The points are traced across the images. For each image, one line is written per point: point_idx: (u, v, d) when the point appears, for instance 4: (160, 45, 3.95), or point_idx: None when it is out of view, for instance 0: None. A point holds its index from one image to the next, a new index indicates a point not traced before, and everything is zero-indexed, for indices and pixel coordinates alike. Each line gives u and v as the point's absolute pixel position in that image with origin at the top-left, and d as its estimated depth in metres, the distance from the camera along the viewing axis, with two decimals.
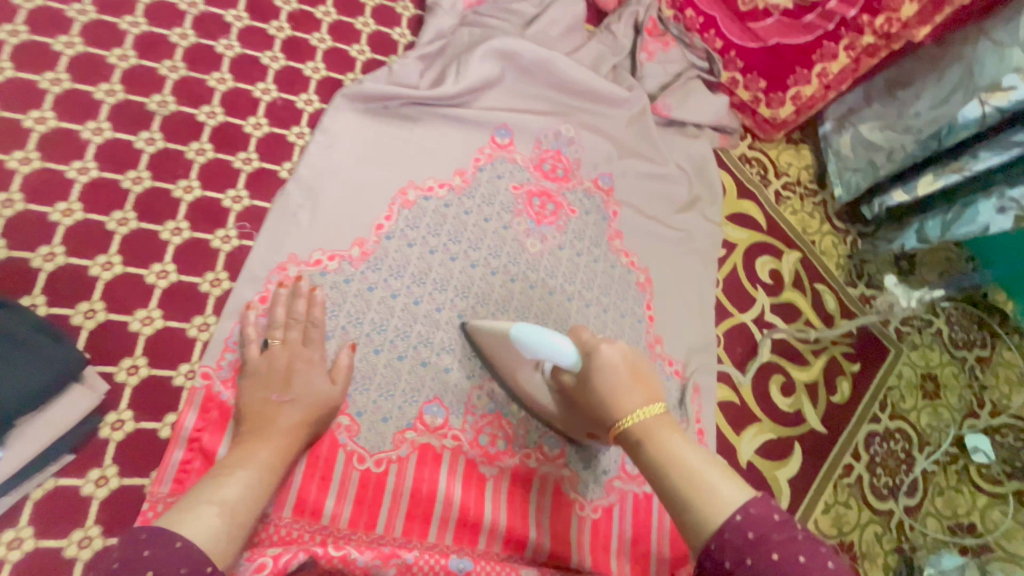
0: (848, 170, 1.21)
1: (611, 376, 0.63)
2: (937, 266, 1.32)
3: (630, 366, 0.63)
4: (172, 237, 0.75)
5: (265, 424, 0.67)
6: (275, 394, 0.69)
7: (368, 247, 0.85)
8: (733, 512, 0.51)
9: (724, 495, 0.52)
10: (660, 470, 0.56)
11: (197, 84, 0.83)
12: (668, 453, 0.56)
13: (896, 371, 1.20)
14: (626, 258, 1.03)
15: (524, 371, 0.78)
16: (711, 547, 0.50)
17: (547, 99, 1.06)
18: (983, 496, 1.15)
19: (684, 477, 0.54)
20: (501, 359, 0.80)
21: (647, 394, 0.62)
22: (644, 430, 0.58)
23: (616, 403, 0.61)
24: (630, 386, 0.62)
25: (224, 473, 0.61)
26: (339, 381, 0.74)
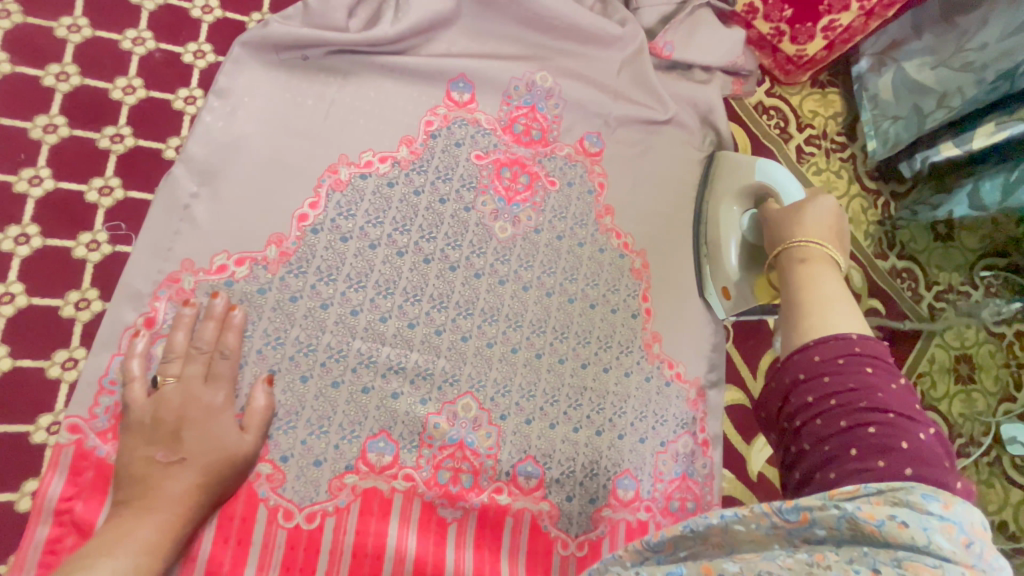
0: (886, 119, 1.00)
1: (810, 216, 0.60)
2: (979, 232, 1.15)
3: (832, 224, 0.60)
4: (18, 248, 0.58)
5: (147, 491, 0.53)
6: (162, 451, 0.55)
7: (288, 245, 0.67)
8: (845, 334, 0.46)
9: (840, 323, 0.48)
10: (804, 285, 0.53)
11: (40, 34, 0.63)
12: (811, 275, 0.53)
13: (927, 355, 1.06)
14: (618, 240, 0.85)
15: (734, 201, 0.83)
16: (803, 344, 0.47)
17: (517, 39, 0.84)
18: (1016, 491, 1.03)
19: (822, 299, 0.50)
20: (725, 184, 0.86)
21: (822, 235, 0.57)
22: (809, 254, 0.55)
23: (800, 229, 0.59)
24: (815, 229, 0.58)
25: (93, 558, 0.48)
26: (251, 431, 0.59)
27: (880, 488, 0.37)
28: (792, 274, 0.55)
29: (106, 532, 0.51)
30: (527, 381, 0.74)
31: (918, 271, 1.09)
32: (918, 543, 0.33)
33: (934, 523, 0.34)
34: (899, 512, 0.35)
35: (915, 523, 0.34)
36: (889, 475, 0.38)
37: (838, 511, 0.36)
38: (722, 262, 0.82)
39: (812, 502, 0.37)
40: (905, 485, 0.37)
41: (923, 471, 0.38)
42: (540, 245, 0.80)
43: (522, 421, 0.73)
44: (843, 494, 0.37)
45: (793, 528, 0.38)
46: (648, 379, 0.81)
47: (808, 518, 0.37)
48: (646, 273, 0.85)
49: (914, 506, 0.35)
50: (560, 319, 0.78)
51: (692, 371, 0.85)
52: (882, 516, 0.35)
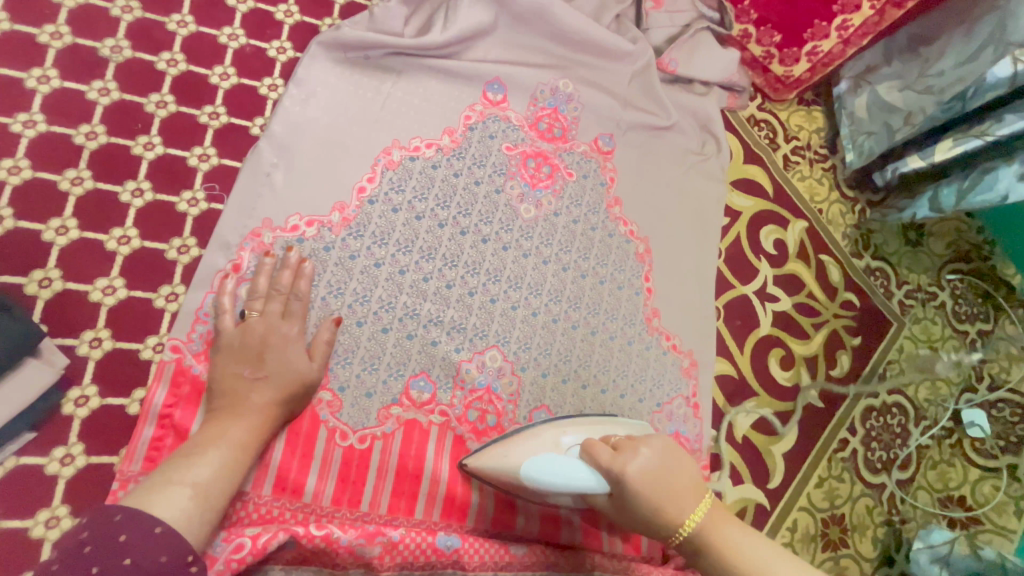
0: (860, 134, 1.15)
1: (659, 496, 0.61)
2: (946, 239, 1.28)
3: (664, 469, 0.62)
4: (133, 199, 0.69)
5: (236, 402, 0.64)
6: (247, 370, 0.65)
7: (349, 212, 0.79)
8: (814, 573, 0.56)
9: (798, 568, 0.57)
10: (733, 564, 0.58)
11: (155, 27, 0.75)
12: (732, 547, 0.58)
13: (897, 345, 1.18)
14: (626, 226, 0.97)
15: (530, 490, 0.70)
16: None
17: (543, 51, 0.98)
18: (976, 470, 1.14)
19: (757, 568, 0.57)
20: (509, 482, 0.70)
21: (693, 483, 0.62)
22: (707, 530, 0.60)
23: (672, 515, 0.60)
24: (677, 501, 0.61)
25: (199, 448, 0.59)
26: (317, 359, 0.69)
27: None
28: (721, 567, 0.58)
29: (205, 431, 0.61)
30: (543, 341, 0.86)
31: (890, 270, 1.22)
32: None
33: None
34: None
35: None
36: None
37: None
38: (589, 502, 0.73)
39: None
40: None
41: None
42: (558, 226, 0.92)
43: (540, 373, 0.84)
44: None
45: None
46: (647, 347, 0.93)
47: None
48: (648, 257, 0.98)
49: None
50: (574, 291, 0.90)
51: (687, 343, 0.97)
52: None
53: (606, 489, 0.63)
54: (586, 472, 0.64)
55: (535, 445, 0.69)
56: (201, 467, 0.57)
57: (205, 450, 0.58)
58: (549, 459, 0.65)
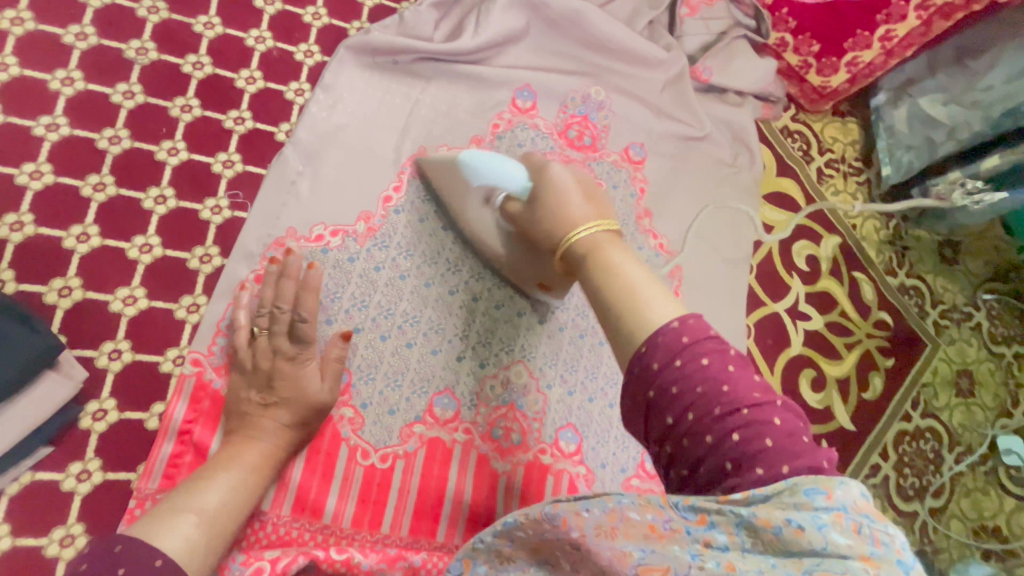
0: (899, 148, 1.10)
1: (567, 191, 0.67)
2: (984, 257, 1.24)
3: (581, 188, 0.67)
4: (156, 207, 0.67)
5: (251, 423, 0.62)
6: (265, 389, 0.63)
7: (374, 222, 0.76)
8: (668, 322, 0.48)
9: (654, 314, 0.49)
10: (605, 277, 0.56)
11: (182, 29, 0.73)
12: (607, 263, 0.57)
13: (931, 367, 1.14)
14: (655, 240, 0.95)
15: (479, 205, 0.77)
16: (640, 351, 0.48)
17: (574, 57, 0.95)
18: (1011, 499, 1.11)
19: (627, 282, 0.53)
20: (452, 193, 0.77)
21: (599, 212, 0.65)
22: (591, 243, 0.60)
23: (574, 203, 0.66)
24: (578, 199, 0.66)
25: (214, 471, 0.58)
26: (329, 379, 0.66)
27: (771, 491, 0.40)
28: (591, 263, 0.59)
29: (224, 453, 0.60)
30: (571, 357, 0.83)
31: (924, 289, 1.18)
32: (815, 545, 0.37)
33: (823, 517, 0.38)
34: (794, 515, 0.38)
35: (810, 526, 0.37)
36: (777, 481, 0.40)
37: (736, 517, 0.40)
38: (512, 266, 0.78)
39: (712, 507, 0.40)
40: (791, 485, 0.40)
41: (799, 464, 0.41)
42: None
43: (565, 392, 0.82)
44: (737, 499, 0.40)
45: (692, 527, 0.41)
46: None
47: (706, 520, 0.40)
48: (678, 273, 0.95)
49: (802, 504, 0.38)
50: None
51: None
52: (779, 523, 0.38)
53: (527, 188, 0.71)
54: (519, 173, 0.72)
55: (456, 176, 0.76)
56: (211, 493, 0.56)
57: (217, 474, 0.57)
58: (498, 161, 0.73)
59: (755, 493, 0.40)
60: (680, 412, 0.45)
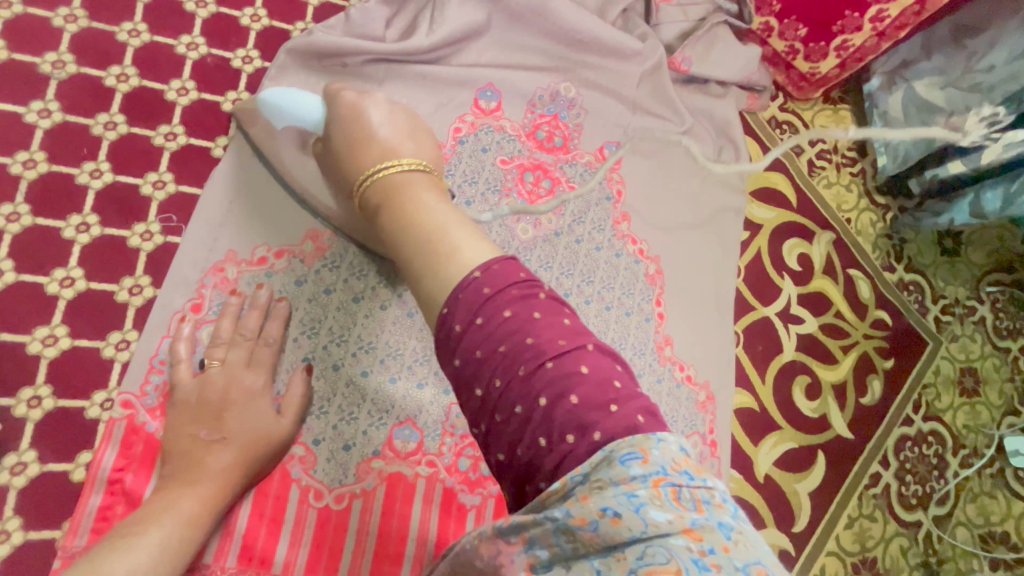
0: (894, 136, 1.04)
1: (367, 132, 0.61)
2: (986, 247, 1.17)
3: (393, 133, 0.61)
4: (78, 235, 0.62)
5: (192, 466, 0.57)
6: (205, 430, 0.58)
7: (324, 241, 0.71)
8: (474, 270, 0.45)
9: (467, 256, 0.46)
10: (407, 223, 0.52)
11: (104, 38, 0.67)
12: (416, 206, 0.53)
13: (933, 366, 1.08)
14: (634, 246, 0.89)
15: (327, 175, 0.66)
16: (444, 311, 0.44)
17: (541, 51, 0.88)
18: (1019, 503, 1.05)
19: (429, 222, 0.50)
20: (257, 138, 0.68)
21: (417, 154, 0.59)
22: (395, 182, 0.55)
23: (380, 146, 0.60)
24: (403, 147, 0.60)
25: (141, 526, 0.52)
26: (289, 415, 0.62)
27: (585, 472, 0.36)
28: (391, 210, 0.54)
29: (153, 504, 0.54)
30: None
31: (925, 284, 1.12)
32: (634, 531, 0.33)
33: (638, 495, 0.33)
34: (608, 504, 0.33)
35: (626, 510, 0.33)
36: (595, 451, 0.37)
37: (551, 524, 0.35)
38: (344, 222, 0.70)
39: (528, 519, 0.36)
40: (604, 455, 0.36)
41: (612, 424, 0.38)
42: (559, 247, 0.84)
43: None
44: (554, 495, 0.36)
45: (520, 550, 0.37)
46: (659, 380, 0.85)
47: (528, 537, 0.36)
48: (660, 279, 0.89)
49: (615, 482, 0.34)
50: None
51: (703, 373, 0.88)
52: (593, 517, 0.33)
53: (334, 130, 0.63)
54: (315, 106, 0.65)
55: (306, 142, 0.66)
56: (137, 552, 0.50)
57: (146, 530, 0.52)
58: (297, 92, 0.65)
59: (571, 478, 0.36)
60: (488, 379, 0.41)
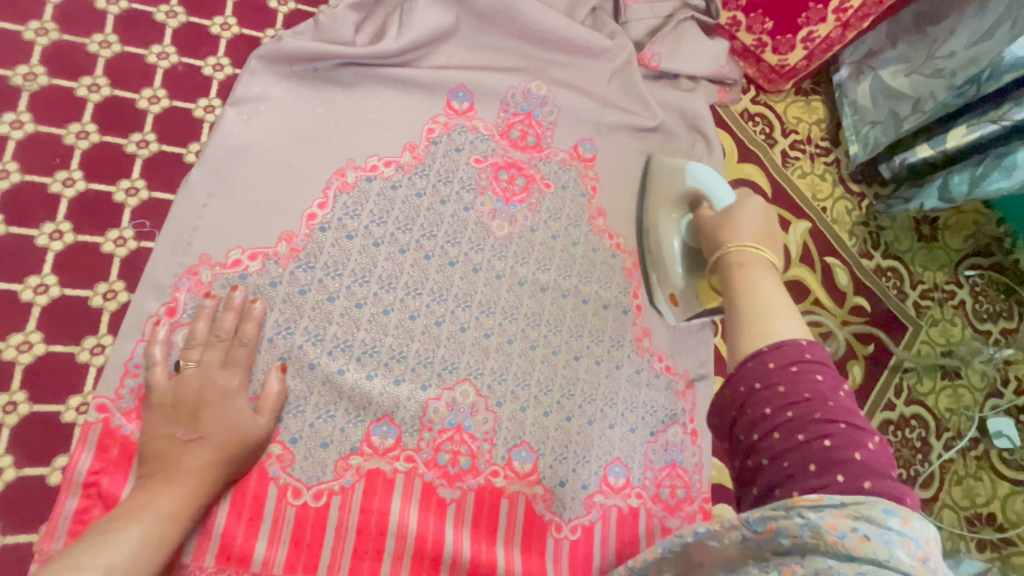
0: (864, 124, 1.06)
1: (744, 219, 0.61)
2: (963, 232, 1.19)
3: (764, 227, 0.60)
4: (51, 243, 0.63)
5: (167, 465, 0.57)
6: (182, 431, 0.59)
7: (298, 242, 0.72)
8: (797, 339, 0.46)
9: (777, 325, 0.47)
10: (745, 292, 0.52)
11: (74, 49, 0.69)
12: (753, 282, 0.53)
13: (913, 351, 1.09)
14: (611, 240, 0.89)
15: (670, 208, 0.80)
16: (759, 350, 0.46)
17: (512, 52, 0.90)
18: (1005, 484, 1.05)
19: (762, 298, 0.50)
20: (657, 193, 0.84)
21: (758, 232, 0.59)
22: (743, 260, 0.56)
23: (732, 227, 0.61)
24: (752, 230, 0.59)
25: (117, 523, 0.52)
26: (265, 413, 0.63)
27: (845, 498, 0.37)
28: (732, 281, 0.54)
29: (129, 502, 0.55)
30: (522, 371, 0.79)
31: (903, 270, 1.13)
32: (879, 557, 0.34)
33: (894, 537, 0.35)
34: (864, 524, 0.35)
35: (876, 538, 0.35)
36: (856, 493, 0.38)
37: (800, 520, 0.37)
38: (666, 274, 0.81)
39: (777, 511, 0.38)
40: (870, 499, 0.37)
41: (884, 484, 0.38)
42: (535, 244, 0.84)
43: (518, 408, 0.77)
44: (806, 502, 0.37)
45: (759, 536, 0.39)
46: (638, 370, 0.86)
47: (773, 527, 0.38)
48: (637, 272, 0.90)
49: (872, 520, 0.35)
50: (554, 314, 0.83)
51: (681, 363, 0.89)
52: (845, 530, 0.35)
53: (729, 206, 0.71)
54: (726, 190, 0.74)
55: (674, 175, 0.82)
56: (118, 543, 0.51)
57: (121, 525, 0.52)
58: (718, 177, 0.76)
59: (828, 498, 0.37)
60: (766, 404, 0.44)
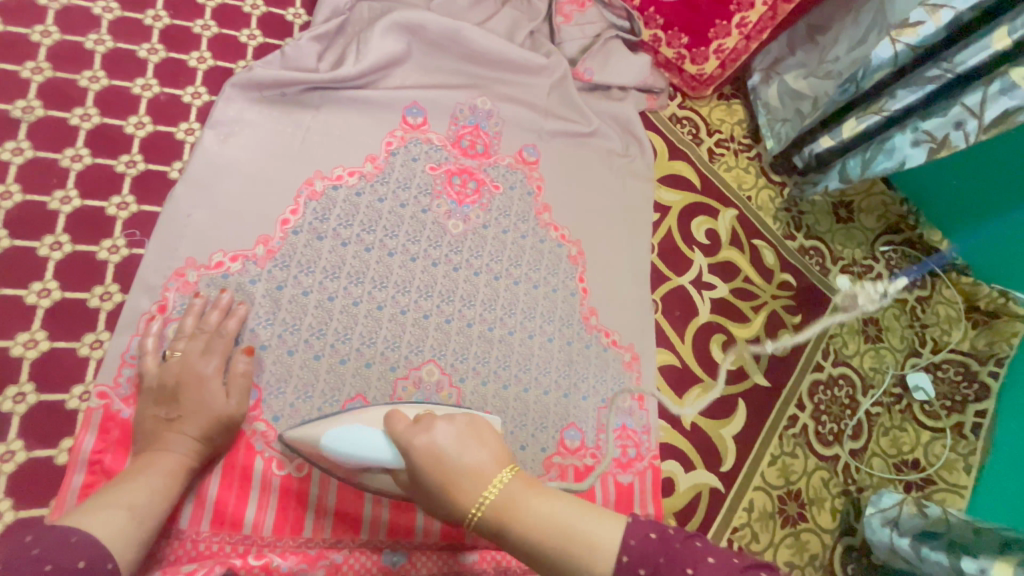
0: (777, 121, 1.21)
1: (435, 461, 0.57)
2: (875, 213, 1.33)
3: (461, 442, 0.58)
4: (52, 252, 0.71)
5: (156, 438, 0.65)
6: (164, 411, 0.67)
7: (274, 244, 0.81)
8: (618, 547, 0.50)
9: (602, 539, 0.51)
10: (530, 530, 0.52)
11: (67, 84, 0.78)
12: (527, 523, 0.52)
13: (837, 319, 1.22)
14: (556, 232, 1.01)
15: (326, 455, 0.68)
16: (615, 574, 0.49)
17: (459, 72, 1.02)
18: (927, 432, 1.16)
19: (569, 526, 0.52)
20: (402, 395, 0.72)
21: (496, 453, 0.58)
22: (504, 499, 0.54)
23: (465, 465, 0.56)
24: (477, 459, 0.57)
25: (128, 479, 0.60)
26: (235, 395, 0.70)
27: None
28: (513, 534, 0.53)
29: (133, 468, 0.62)
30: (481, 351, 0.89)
31: (824, 248, 1.27)
32: None
33: None
34: None
35: None
36: None
37: None
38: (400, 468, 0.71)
39: None
40: None
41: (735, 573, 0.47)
42: (488, 238, 0.95)
43: (478, 383, 0.87)
44: None
45: None
46: (587, 345, 0.96)
47: None
48: (581, 259, 1.02)
49: None
50: (508, 299, 0.94)
51: (625, 338, 0.99)
52: None
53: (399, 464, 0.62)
54: (377, 444, 0.62)
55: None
56: (134, 492, 0.59)
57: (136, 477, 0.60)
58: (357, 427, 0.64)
59: None
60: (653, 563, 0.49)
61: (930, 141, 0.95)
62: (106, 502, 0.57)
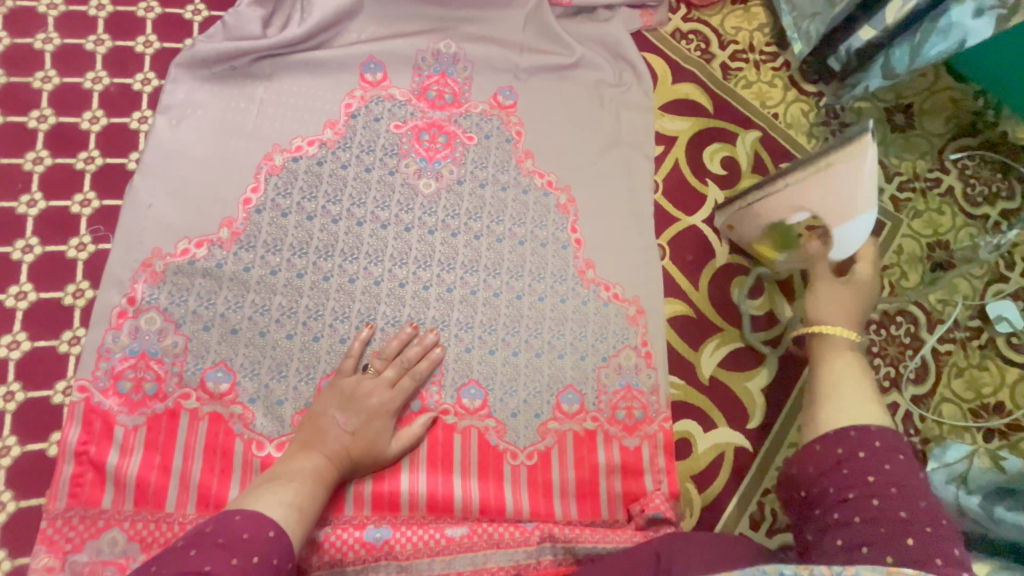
0: (805, 18, 1.00)
1: (858, 283, 0.72)
2: (942, 115, 1.10)
3: (869, 288, 0.72)
4: (25, 255, 0.74)
5: (319, 434, 0.69)
6: (343, 413, 0.71)
7: (237, 226, 0.79)
8: (870, 425, 0.56)
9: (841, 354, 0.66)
10: (836, 313, 0.69)
11: (23, 89, 0.79)
12: (838, 310, 0.69)
13: (893, 246, 1.03)
14: (541, 179, 0.91)
15: (790, 203, 0.79)
16: (834, 436, 0.56)
17: (419, 16, 0.93)
18: (1013, 370, 0.98)
19: (847, 383, 0.61)
20: (793, 184, 0.78)
21: (868, 281, 0.72)
22: (829, 352, 0.66)
23: (858, 279, 0.72)
24: (867, 292, 0.72)
25: (278, 484, 0.61)
26: (347, 398, 0.72)
27: None
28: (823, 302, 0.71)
29: (256, 483, 0.62)
30: (465, 315, 0.82)
31: None
32: None
33: None
34: None
35: None
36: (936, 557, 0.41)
37: None
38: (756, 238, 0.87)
39: None
40: None
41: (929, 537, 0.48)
42: (465, 194, 0.87)
43: (463, 349, 0.81)
44: None
45: None
46: (585, 301, 0.87)
47: None
48: (572, 207, 0.91)
49: None
50: (492, 257, 0.86)
51: (629, 290, 0.88)
52: None
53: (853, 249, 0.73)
54: (855, 234, 0.72)
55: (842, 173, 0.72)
56: (285, 492, 0.60)
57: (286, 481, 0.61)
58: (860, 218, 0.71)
59: None
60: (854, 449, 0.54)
61: (998, 8, 0.75)
62: (260, 503, 0.57)
